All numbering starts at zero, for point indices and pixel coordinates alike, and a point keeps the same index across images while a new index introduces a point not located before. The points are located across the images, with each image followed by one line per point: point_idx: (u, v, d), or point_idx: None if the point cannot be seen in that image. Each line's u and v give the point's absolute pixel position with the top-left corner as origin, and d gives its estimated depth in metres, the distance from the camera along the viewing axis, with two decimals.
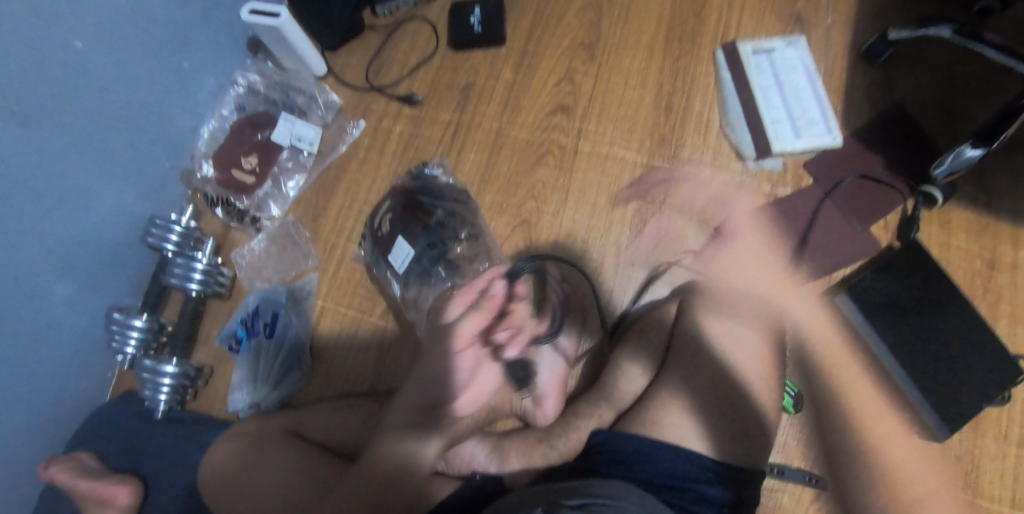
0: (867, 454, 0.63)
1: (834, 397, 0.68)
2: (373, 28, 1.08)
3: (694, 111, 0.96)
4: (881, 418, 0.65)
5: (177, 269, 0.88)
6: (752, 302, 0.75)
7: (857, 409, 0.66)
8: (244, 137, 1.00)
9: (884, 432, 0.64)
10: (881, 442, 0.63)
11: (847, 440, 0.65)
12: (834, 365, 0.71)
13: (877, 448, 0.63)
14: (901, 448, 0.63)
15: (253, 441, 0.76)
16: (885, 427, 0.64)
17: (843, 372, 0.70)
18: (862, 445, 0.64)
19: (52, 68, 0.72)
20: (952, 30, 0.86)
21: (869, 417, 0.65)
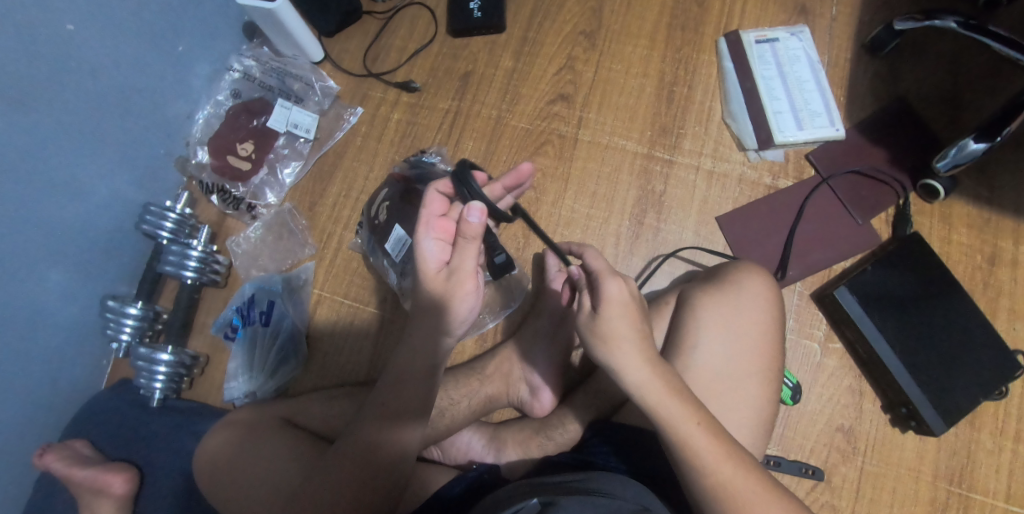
0: (699, 491, 0.56)
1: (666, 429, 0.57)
2: (371, 13, 1.06)
3: (696, 100, 0.95)
4: (727, 456, 0.56)
5: (171, 257, 0.87)
6: (617, 322, 0.60)
7: (688, 447, 0.56)
8: (240, 124, 0.98)
9: (729, 479, 0.55)
10: (726, 486, 0.55)
11: (694, 482, 0.56)
12: (678, 392, 0.58)
13: (718, 489, 0.55)
14: (748, 491, 0.54)
15: (248, 431, 0.75)
16: (728, 470, 0.55)
17: (675, 405, 0.57)
18: (706, 487, 0.55)
19: (43, 54, 0.71)
20: (957, 23, 0.84)
21: (710, 456, 0.55)
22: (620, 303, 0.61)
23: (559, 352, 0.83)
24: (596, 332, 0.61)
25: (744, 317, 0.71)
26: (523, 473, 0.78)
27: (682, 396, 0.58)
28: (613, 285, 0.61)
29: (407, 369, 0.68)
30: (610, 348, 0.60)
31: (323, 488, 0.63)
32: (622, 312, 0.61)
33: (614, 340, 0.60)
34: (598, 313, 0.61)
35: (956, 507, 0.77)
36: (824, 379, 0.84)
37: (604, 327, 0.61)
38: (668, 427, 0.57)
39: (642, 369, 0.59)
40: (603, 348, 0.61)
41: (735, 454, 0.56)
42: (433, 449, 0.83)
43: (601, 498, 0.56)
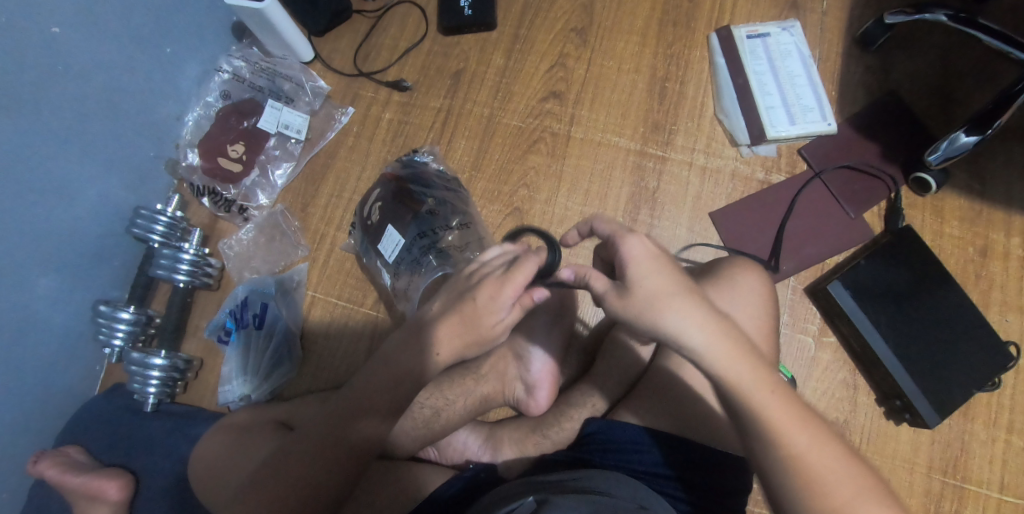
0: (773, 462, 0.51)
1: (736, 395, 0.52)
2: (361, 12, 1.05)
3: (688, 96, 0.95)
4: (804, 421, 0.51)
5: (163, 260, 0.87)
6: (657, 282, 0.55)
7: (761, 414, 0.51)
8: (230, 126, 0.97)
9: (806, 449, 0.50)
10: (805, 454, 0.50)
11: (766, 452, 0.51)
12: (744, 357, 0.53)
13: (796, 459, 0.50)
14: (824, 461, 0.50)
15: (245, 434, 0.76)
16: (806, 435, 0.50)
17: (744, 370, 0.52)
18: (781, 457, 0.50)
19: (29, 57, 0.70)
20: (948, 16, 0.85)
21: (784, 423, 0.51)
22: (648, 261, 0.57)
23: (555, 350, 0.83)
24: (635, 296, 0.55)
25: (739, 311, 0.71)
26: (520, 471, 0.77)
27: (747, 362, 0.52)
28: (634, 243, 0.57)
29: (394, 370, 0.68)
30: (657, 311, 0.54)
31: (306, 476, 0.65)
32: (654, 271, 0.56)
33: (662, 303, 0.54)
34: (635, 275, 0.56)
35: (951, 498, 0.78)
36: (818, 373, 0.84)
37: (643, 291, 0.55)
38: (736, 392, 0.52)
39: (702, 331, 0.53)
40: (646, 313, 0.54)
41: (809, 421, 0.51)
42: (428, 449, 0.83)
43: (598, 496, 0.56)
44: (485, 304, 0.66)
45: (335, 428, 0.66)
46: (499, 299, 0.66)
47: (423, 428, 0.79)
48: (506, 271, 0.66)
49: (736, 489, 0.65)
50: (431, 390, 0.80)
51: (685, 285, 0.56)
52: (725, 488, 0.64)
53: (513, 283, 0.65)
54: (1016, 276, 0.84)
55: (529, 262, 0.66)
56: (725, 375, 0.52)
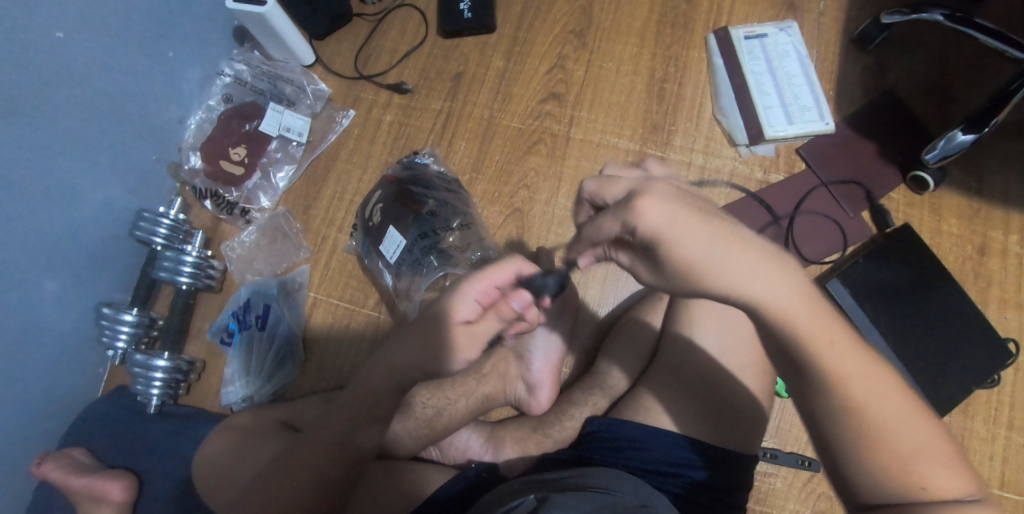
0: (831, 414, 0.48)
1: (795, 343, 0.48)
2: (361, 15, 1.06)
3: (686, 97, 0.96)
4: (867, 370, 0.48)
5: (166, 262, 0.87)
6: (695, 235, 0.48)
7: (820, 363, 0.47)
8: (232, 128, 0.98)
9: (872, 398, 0.47)
10: (865, 404, 0.47)
11: (820, 403, 0.48)
12: (804, 302, 0.48)
13: (857, 409, 0.47)
14: (891, 409, 0.47)
15: (252, 432, 0.77)
16: (868, 384, 0.47)
17: (807, 317, 0.48)
18: (838, 408, 0.47)
19: (33, 61, 0.71)
20: (944, 15, 0.86)
21: (845, 372, 0.47)
22: (675, 214, 0.49)
23: (556, 349, 0.84)
24: (675, 251, 0.49)
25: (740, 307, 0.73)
26: (523, 470, 0.77)
27: (811, 309, 0.48)
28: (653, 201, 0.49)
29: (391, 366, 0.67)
30: (702, 264, 0.48)
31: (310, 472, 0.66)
32: (683, 222, 0.48)
33: (706, 259, 0.48)
34: (666, 231, 0.48)
35: None
36: None
37: (679, 246, 0.48)
38: (796, 342, 0.48)
39: (757, 283, 0.47)
40: (691, 269, 0.48)
41: (875, 369, 0.48)
42: (431, 449, 0.84)
43: (599, 493, 0.57)
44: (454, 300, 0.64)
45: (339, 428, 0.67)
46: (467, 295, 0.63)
47: (425, 427, 0.79)
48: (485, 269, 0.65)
49: (734, 485, 0.65)
50: (432, 390, 0.80)
51: (727, 230, 0.49)
52: (723, 485, 0.64)
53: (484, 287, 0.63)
54: (1015, 273, 0.85)
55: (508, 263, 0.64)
56: (786, 324, 0.48)
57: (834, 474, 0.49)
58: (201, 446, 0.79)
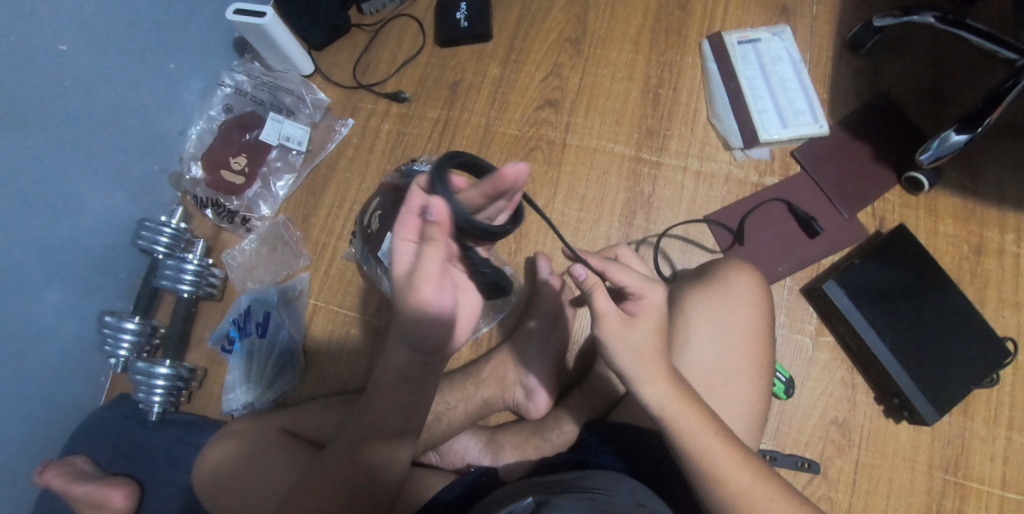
0: (718, 503, 0.57)
1: (683, 443, 0.58)
2: (360, 26, 1.08)
3: (681, 102, 0.96)
4: (745, 468, 0.57)
5: (167, 271, 0.88)
6: (642, 334, 0.59)
7: (706, 460, 0.57)
8: (232, 139, 0.99)
9: (749, 489, 0.56)
10: (746, 498, 0.56)
11: (709, 495, 0.57)
12: (695, 404, 0.58)
13: (734, 500, 0.56)
14: (766, 499, 0.56)
15: (257, 441, 0.76)
16: (748, 481, 0.56)
17: (695, 421, 0.57)
18: (719, 498, 0.56)
19: (36, 72, 0.72)
20: (936, 18, 0.86)
21: (727, 471, 0.56)
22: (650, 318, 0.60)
23: (552, 353, 0.85)
24: (622, 340, 0.58)
25: (729, 316, 0.72)
26: (522, 474, 0.77)
27: (698, 408, 0.58)
28: (645, 300, 0.61)
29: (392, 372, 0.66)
30: (633, 357, 0.58)
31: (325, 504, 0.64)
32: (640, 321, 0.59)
33: (634, 352, 0.58)
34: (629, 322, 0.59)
35: (952, 497, 0.78)
36: (816, 373, 0.85)
37: (625, 338, 0.59)
38: (685, 437, 0.57)
39: (660, 384, 0.58)
40: (623, 356, 0.59)
41: (751, 463, 0.58)
42: (430, 454, 0.84)
43: (593, 494, 0.57)
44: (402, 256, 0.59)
45: (347, 453, 0.65)
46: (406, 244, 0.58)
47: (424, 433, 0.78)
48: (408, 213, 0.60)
49: None
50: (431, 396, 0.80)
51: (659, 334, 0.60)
52: None
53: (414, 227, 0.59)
54: (1012, 273, 0.85)
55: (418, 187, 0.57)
56: (679, 424, 0.57)
57: None
58: (203, 454, 0.77)
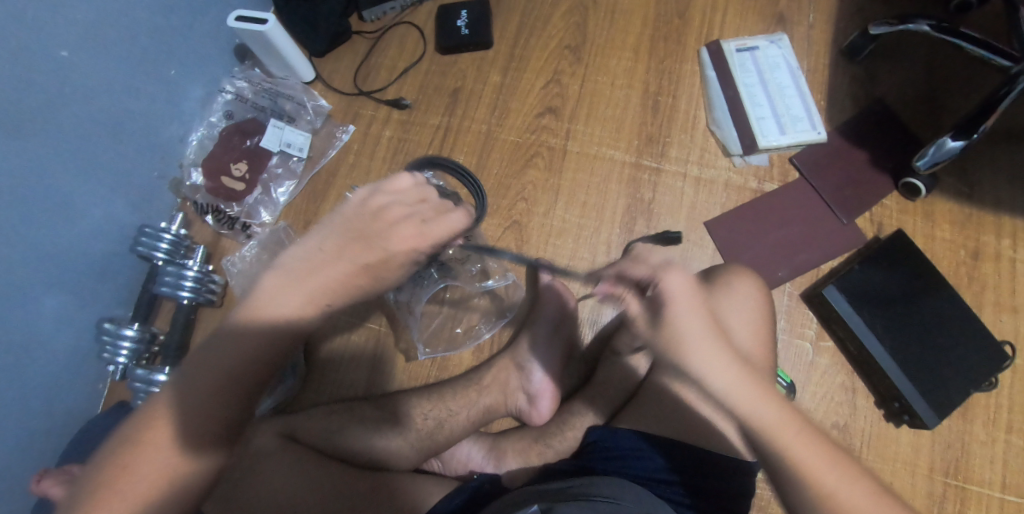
0: (806, 504, 0.52)
1: (764, 439, 0.53)
2: (361, 33, 1.08)
3: (680, 110, 0.97)
4: (832, 463, 0.52)
5: (167, 277, 0.87)
6: (698, 330, 0.55)
7: (790, 454, 0.52)
8: (233, 144, 1.00)
9: (839, 488, 0.51)
10: (835, 495, 0.51)
11: (798, 495, 0.52)
12: (768, 400, 0.54)
13: (825, 498, 0.51)
14: (857, 499, 0.51)
15: (201, 446, 0.53)
16: (835, 475, 0.52)
17: (769, 414, 0.53)
18: (808, 496, 0.52)
19: (38, 80, 0.72)
20: (931, 26, 0.88)
21: (813, 468, 0.52)
22: (690, 298, 0.56)
23: (556, 360, 0.85)
24: (677, 342, 0.55)
25: (737, 319, 0.72)
26: (524, 480, 0.77)
27: (776, 401, 0.54)
28: (676, 279, 0.57)
29: (286, 319, 0.56)
30: (698, 357, 0.54)
31: (268, 488, 0.67)
32: (691, 308, 0.56)
33: (696, 355, 0.54)
34: (678, 321, 0.55)
35: (954, 501, 0.78)
36: (817, 378, 0.85)
37: (677, 334, 0.55)
38: (765, 429, 0.53)
39: (733, 377, 0.54)
40: (687, 359, 0.54)
41: (837, 459, 0.53)
42: (433, 461, 0.84)
43: (600, 502, 0.58)
44: (385, 262, 0.59)
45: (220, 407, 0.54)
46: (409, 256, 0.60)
47: (427, 439, 0.79)
48: (421, 232, 0.59)
49: (738, 492, 0.65)
50: (434, 402, 0.81)
51: (715, 336, 0.55)
52: (727, 493, 0.65)
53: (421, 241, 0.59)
54: (1009, 277, 0.86)
55: (447, 218, 0.61)
56: (753, 422, 0.54)
57: None
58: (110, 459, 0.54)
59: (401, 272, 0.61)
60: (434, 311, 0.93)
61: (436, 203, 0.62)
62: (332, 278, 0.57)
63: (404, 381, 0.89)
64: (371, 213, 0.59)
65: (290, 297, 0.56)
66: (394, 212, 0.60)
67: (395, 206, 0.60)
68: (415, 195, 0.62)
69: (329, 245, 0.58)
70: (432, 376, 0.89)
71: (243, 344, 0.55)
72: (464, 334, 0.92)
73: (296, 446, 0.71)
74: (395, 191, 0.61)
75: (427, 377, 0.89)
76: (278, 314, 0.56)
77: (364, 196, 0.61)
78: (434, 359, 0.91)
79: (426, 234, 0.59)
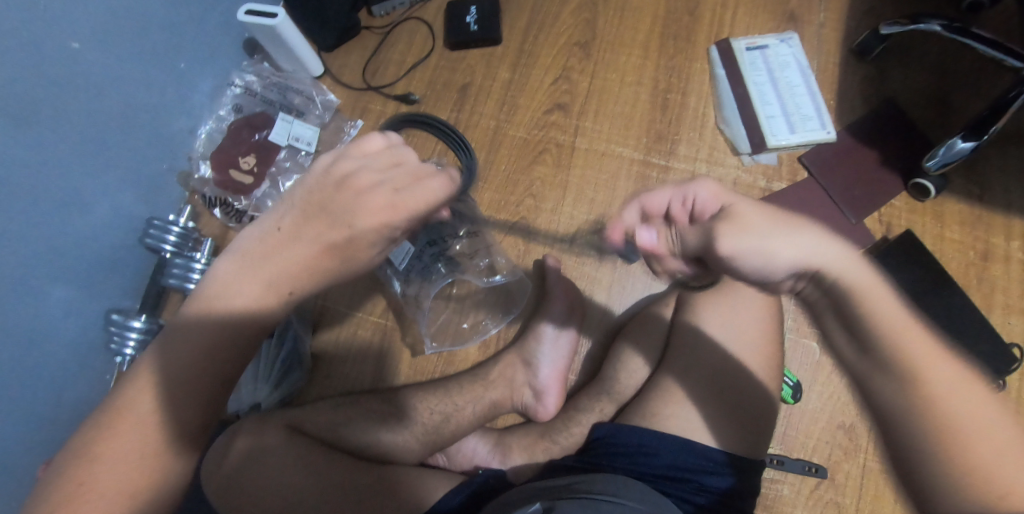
0: (909, 404, 0.46)
1: (863, 319, 0.48)
2: (370, 28, 1.08)
3: (689, 108, 0.97)
4: (943, 361, 0.47)
5: (175, 269, 0.89)
6: (751, 217, 0.53)
7: (893, 340, 0.47)
8: (242, 138, 1.00)
9: (951, 385, 0.46)
10: (947, 393, 0.46)
11: (897, 392, 0.47)
12: (866, 280, 0.49)
13: (935, 392, 0.46)
14: (969, 398, 0.46)
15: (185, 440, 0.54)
16: (945, 370, 0.46)
17: (868, 291, 0.49)
18: (911, 392, 0.46)
19: (52, 72, 0.73)
20: (942, 26, 0.88)
21: (920, 356, 0.47)
22: (725, 197, 0.57)
23: (562, 356, 0.86)
24: (733, 230, 0.52)
25: (744, 315, 0.73)
26: (530, 476, 0.77)
27: (874, 282, 0.49)
28: (705, 188, 0.58)
29: (243, 309, 0.55)
30: (758, 239, 0.51)
31: (263, 482, 0.66)
32: (732, 201, 0.55)
33: (755, 238, 0.51)
34: (727, 213, 0.54)
35: None
36: (824, 378, 0.85)
37: (732, 223, 0.53)
38: (863, 311, 0.48)
39: (814, 251, 0.50)
40: (746, 243, 0.51)
41: (944, 354, 0.48)
42: (438, 455, 0.84)
43: (604, 499, 0.57)
44: (354, 237, 0.55)
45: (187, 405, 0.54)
46: (379, 229, 0.55)
47: (433, 433, 0.79)
48: (391, 200, 0.54)
49: (745, 492, 0.65)
50: (441, 397, 0.81)
51: (780, 220, 0.53)
52: (735, 492, 0.65)
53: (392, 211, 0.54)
54: (1018, 278, 0.85)
55: (424, 185, 0.55)
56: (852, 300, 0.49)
57: (901, 468, 0.47)
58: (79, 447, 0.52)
59: (373, 249, 0.57)
60: (441, 306, 0.94)
61: (418, 166, 0.56)
62: (296, 256, 0.55)
63: (410, 375, 0.89)
64: (336, 181, 0.55)
65: (249, 282, 0.55)
66: (362, 177, 0.55)
67: (364, 172, 0.55)
68: (387, 158, 0.57)
69: (293, 219, 0.56)
70: (438, 371, 0.89)
71: (211, 332, 0.54)
72: (471, 329, 0.93)
73: (302, 439, 0.71)
74: (365, 155, 0.57)
75: (433, 372, 0.89)
76: (237, 302, 0.55)
77: (331, 163, 0.57)
78: (440, 355, 0.91)
79: (398, 205, 0.54)
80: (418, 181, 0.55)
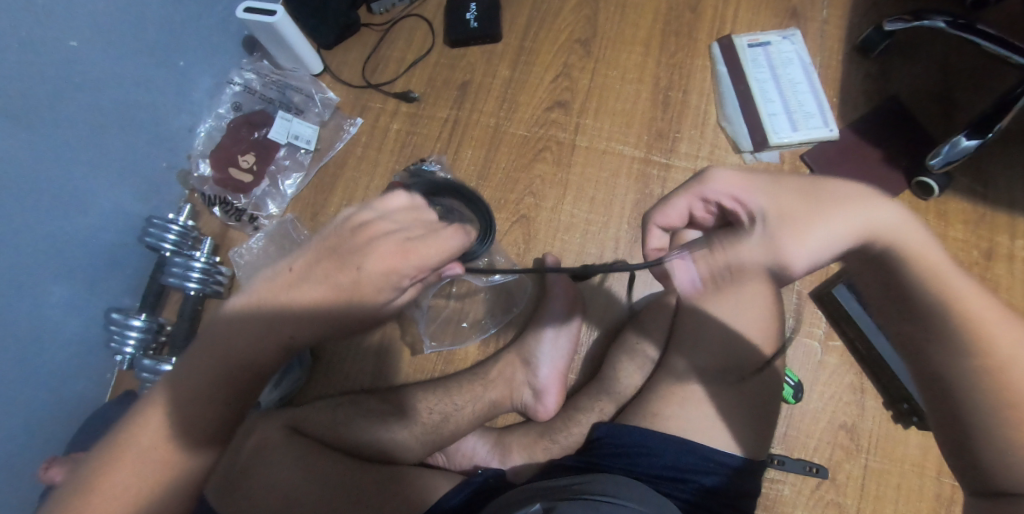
0: (965, 372, 0.49)
1: (917, 290, 0.51)
2: (369, 25, 1.08)
3: (691, 105, 0.96)
4: (1004, 326, 0.49)
5: (175, 268, 0.87)
6: (787, 203, 0.56)
7: (951, 308, 0.50)
8: (241, 136, 1.00)
9: (1012, 353, 0.48)
10: (1008, 363, 0.48)
11: (962, 363, 0.49)
12: (922, 251, 0.52)
13: (991, 356, 0.48)
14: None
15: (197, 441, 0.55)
16: (1003, 334, 0.49)
17: (924, 268, 0.51)
18: (971, 360, 0.49)
19: (53, 72, 0.73)
20: (947, 22, 0.86)
21: (984, 322, 0.49)
22: (746, 184, 0.59)
23: (562, 355, 0.85)
24: (778, 218, 0.55)
25: None
26: (529, 476, 0.77)
27: (934, 253, 0.52)
28: (723, 178, 0.60)
29: (268, 315, 0.55)
30: (806, 224, 0.54)
31: (268, 482, 0.66)
32: (762, 188, 0.58)
33: (798, 224, 0.54)
34: (760, 206, 0.57)
35: None
36: (825, 378, 0.84)
37: (773, 213, 0.55)
38: (911, 281, 0.52)
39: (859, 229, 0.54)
40: (792, 231, 0.54)
41: (1005, 317, 0.50)
42: (438, 455, 0.83)
43: (604, 501, 0.57)
44: (366, 282, 0.54)
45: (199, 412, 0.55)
46: (390, 276, 0.55)
47: (433, 432, 0.79)
48: (404, 247, 0.55)
49: (746, 492, 0.65)
50: (441, 396, 0.81)
51: (820, 200, 0.56)
52: (735, 493, 0.64)
53: (403, 259, 0.54)
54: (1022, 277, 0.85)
55: (438, 237, 0.56)
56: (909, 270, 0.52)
57: (955, 433, 0.51)
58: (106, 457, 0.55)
59: (384, 298, 0.56)
60: (441, 305, 0.93)
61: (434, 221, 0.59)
62: (308, 297, 0.55)
63: (409, 374, 0.89)
64: (354, 228, 0.56)
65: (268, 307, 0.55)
66: (382, 226, 0.56)
67: (385, 222, 0.57)
68: (408, 213, 0.58)
69: (308, 264, 0.56)
70: (438, 370, 0.89)
71: (235, 334, 0.55)
72: (471, 328, 0.93)
73: (302, 439, 0.71)
74: (385, 209, 0.58)
75: (432, 371, 0.89)
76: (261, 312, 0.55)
77: (352, 213, 0.58)
78: (439, 354, 0.91)
79: (410, 255, 0.54)
80: (434, 233, 0.56)
